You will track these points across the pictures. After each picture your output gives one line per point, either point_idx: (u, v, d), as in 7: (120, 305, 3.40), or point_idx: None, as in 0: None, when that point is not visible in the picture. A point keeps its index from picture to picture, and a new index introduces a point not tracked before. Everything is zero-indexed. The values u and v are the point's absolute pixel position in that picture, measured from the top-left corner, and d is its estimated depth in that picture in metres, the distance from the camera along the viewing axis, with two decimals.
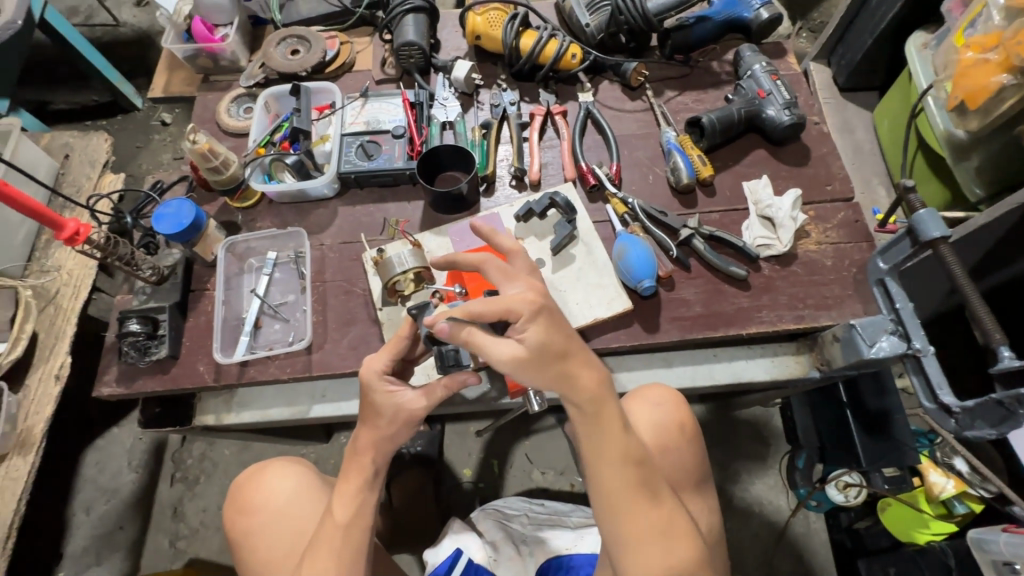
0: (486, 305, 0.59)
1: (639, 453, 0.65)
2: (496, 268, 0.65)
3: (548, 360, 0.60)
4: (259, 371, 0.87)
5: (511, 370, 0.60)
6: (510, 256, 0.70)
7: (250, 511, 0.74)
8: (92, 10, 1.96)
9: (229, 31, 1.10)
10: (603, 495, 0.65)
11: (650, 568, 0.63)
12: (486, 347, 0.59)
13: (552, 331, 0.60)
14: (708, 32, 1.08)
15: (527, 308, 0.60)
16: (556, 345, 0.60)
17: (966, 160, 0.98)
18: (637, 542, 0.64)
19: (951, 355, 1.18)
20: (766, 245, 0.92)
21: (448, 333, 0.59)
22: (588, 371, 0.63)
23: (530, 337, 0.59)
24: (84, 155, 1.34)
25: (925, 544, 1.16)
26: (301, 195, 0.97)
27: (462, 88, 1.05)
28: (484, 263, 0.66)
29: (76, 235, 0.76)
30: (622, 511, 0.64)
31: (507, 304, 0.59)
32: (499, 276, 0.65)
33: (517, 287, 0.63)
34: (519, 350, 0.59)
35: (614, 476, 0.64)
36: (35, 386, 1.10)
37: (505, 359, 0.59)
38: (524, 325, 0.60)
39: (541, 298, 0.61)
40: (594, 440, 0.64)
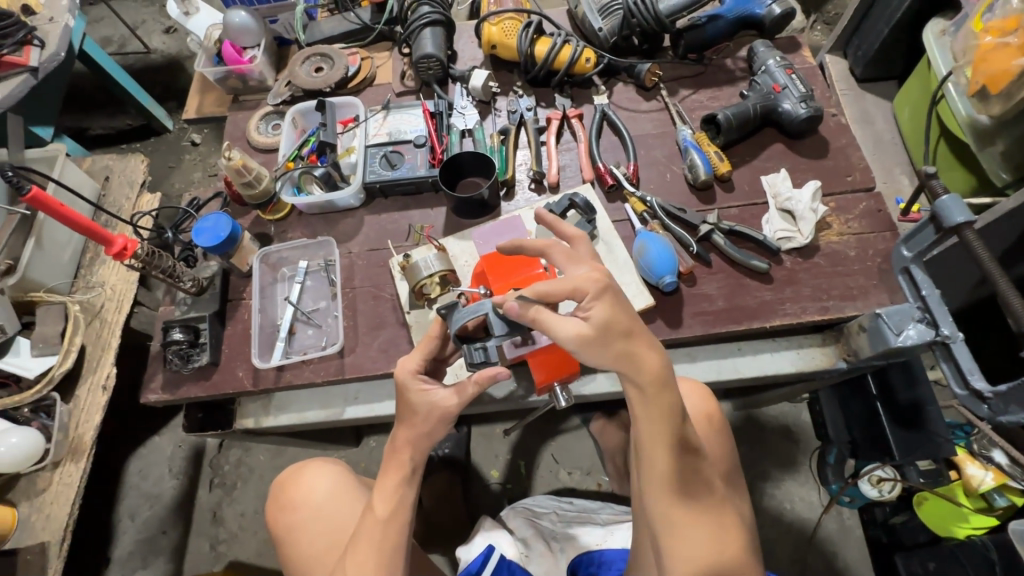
0: (555, 284, 0.61)
1: (690, 440, 0.66)
2: (561, 252, 0.68)
3: (614, 337, 0.61)
4: (295, 375, 0.90)
5: (576, 348, 0.61)
6: (574, 242, 0.72)
7: (292, 507, 0.78)
8: (124, 39, 2.07)
9: (256, 52, 1.16)
10: (653, 480, 0.66)
11: (690, 551, 0.66)
12: (554, 326, 0.61)
13: (617, 310, 0.61)
14: (720, 30, 1.09)
15: (592, 286, 0.62)
16: (621, 323, 0.61)
17: (992, 146, 0.97)
18: (681, 525, 0.66)
19: (985, 343, 1.16)
20: (787, 238, 0.92)
21: (517, 312, 0.61)
22: (652, 357, 0.63)
23: (596, 314, 0.61)
24: (123, 177, 1.41)
25: (966, 539, 1.14)
26: (329, 205, 1.01)
27: (479, 96, 1.09)
28: (549, 249, 0.69)
29: (125, 251, 0.81)
30: (670, 496, 0.66)
31: (576, 284, 0.61)
32: (564, 260, 0.68)
33: (582, 269, 0.64)
34: (585, 327, 0.61)
35: (667, 463, 0.65)
36: (85, 397, 1.16)
37: (572, 336, 0.60)
38: (590, 304, 0.61)
39: (606, 275, 0.63)
40: (649, 427, 0.65)
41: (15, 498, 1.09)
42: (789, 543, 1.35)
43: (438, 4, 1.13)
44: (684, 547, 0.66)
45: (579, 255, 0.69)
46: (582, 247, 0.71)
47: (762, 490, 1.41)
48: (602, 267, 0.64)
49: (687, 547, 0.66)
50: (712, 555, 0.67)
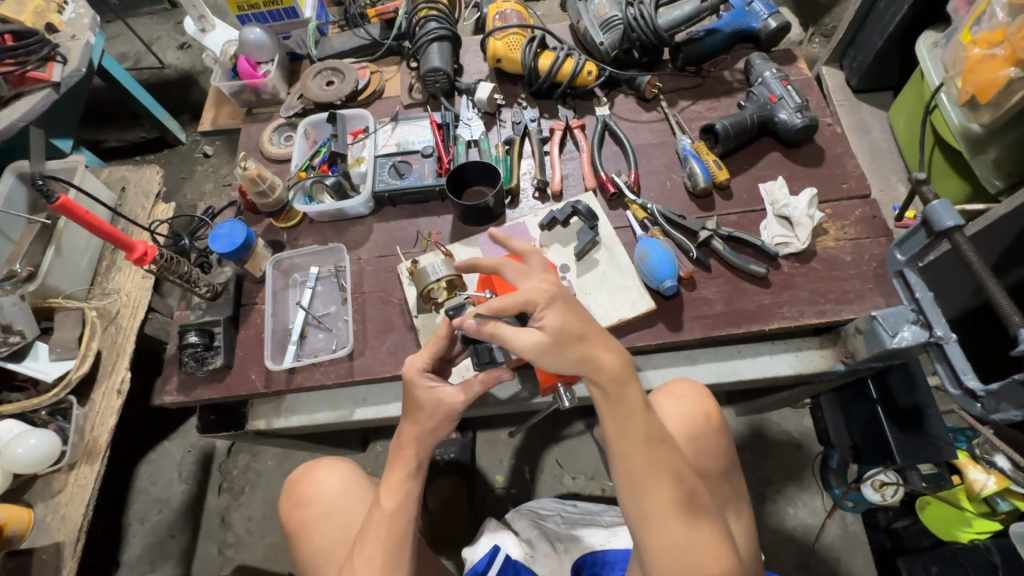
0: (505, 299, 0.65)
1: (661, 432, 0.69)
2: (513, 267, 0.71)
3: (569, 342, 0.65)
4: (306, 377, 0.93)
5: (535, 356, 0.65)
6: (527, 256, 0.74)
7: (304, 503, 0.80)
8: (139, 55, 2.13)
9: (271, 67, 1.20)
10: (624, 474, 0.69)
11: (669, 542, 0.66)
12: (511, 338, 0.65)
13: (568, 316, 0.65)
14: (718, 43, 1.13)
15: (542, 297, 0.65)
16: (573, 328, 0.65)
17: (984, 154, 0.99)
18: (658, 521, 0.67)
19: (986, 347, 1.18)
20: (785, 243, 0.94)
21: (473, 329, 0.65)
22: (610, 355, 0.67)
23: (549, 322, 0.65)
24: (138, 187, 1.46)
25: (969, 543, 1.14)
26: (339, 213, 1.05)
27: (485, 108, 1.12)
28: (503, 266, 0.72)
29: (145, 256, 0.85)
30: (644, 491, 0.67)
31: (527, 295, 0.65)
32: (516, 275, 0.71)
33: (533, 281, 0.68)
34: (541, 336, 0.64)
35: (639, 457, 0.68)
36: (100, 400, 1.19)
37: (529, 346, 0.64)
38: (542, 313, 0.65)
39: (555, 285, 0.67)
40: (615, 421, 0.68)
41: (31, 499, 1.11)
42: (792, 548, 1.36)
43: (444, 20, 1.17)
44: (663, 543, 0.66)
45: (533, 269, 0.72)
46: (534, 259, 0.73)
47: (765, 494, 1.42)
48: (551, 278, 0.68)
49: (667, 543, 0.66)
50: (693, 555, 0.66)
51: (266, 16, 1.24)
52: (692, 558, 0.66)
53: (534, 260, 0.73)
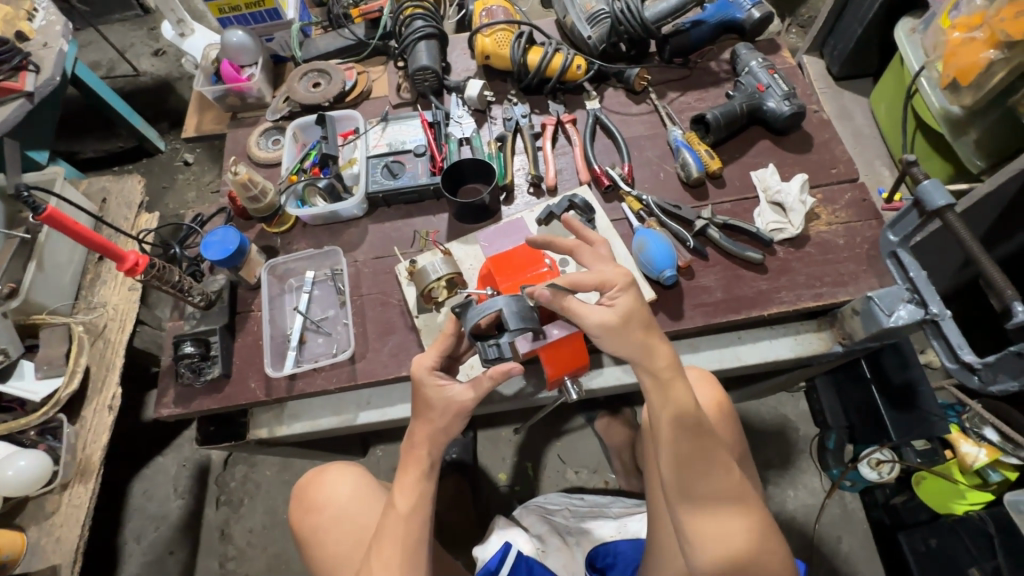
0: (586, 276, 0.67)
1: (705, 423, 0.68)
2: (589, 253, 0.73)
3: (635, 327, 0.66)
4: (308, 383, 0.92)
5: (601, 335, 0.65)
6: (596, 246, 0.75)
7: (315, 509, 0.79)
8: (112, 63, 2.08)
9: (255, 70, 1.17)
10: (670, 465, 0.68)
11: (710, 532, 0.67)
12: (581, 314, 0.65)
13: (640, 303, 0.67)
14: (704, 35, 1.14)
15: (620, 279, 0.67)
16: (641, 315, 0.67)
17: (965, 135, 1.02)
18: (704, 509, 0.67)
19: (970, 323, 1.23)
20: (779, 229, 0.96)
21: (546, 298, 0.65)
22: (666, 345, 0.67)
23: (621, 303, 0.66)
24: (120, 198, 1.42)
25: (963, 514, 1.17)
26: (333, 216, 1.04)
27: (476, 106, 1.12)
28: (577, 250, 0.73)
29: (136, 266, 0.82)
30: (690, 483, 0.67)
31: (604, 276, 0.67)
32: (591, 259, 0.72)
33: (607, 266, 0.70)
34: (611, 314, 0.65)
35: (686, 446, 0.67)
36: (91, 417, 1.16)
37: (597, 324, 0.65)
38: (616, 294, 0.66)
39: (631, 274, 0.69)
40: (666, 413, 0.67)
41: (23, 523, 1.08)
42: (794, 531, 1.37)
43: (430, 18, 1.16)
44: (705, 533, 0.67)
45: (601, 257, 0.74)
46: (603, 250, 0.75)
47: (765, 479, 1.44)
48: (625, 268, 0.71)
49: (711, 532, 0.67)
50: (736, 542, 0.67)
51: (248, 19, 1.21)
52: (736, 546, 0.67)
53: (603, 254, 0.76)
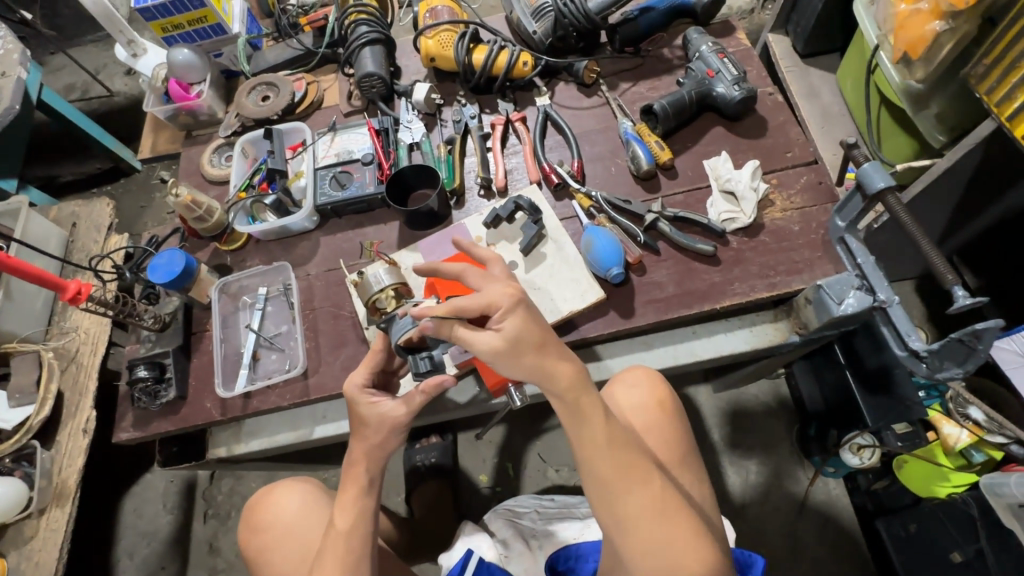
0: (468, 301, 0.64)
1: (623, 436, 0.68)
2: (474, 274, 0.68)
3: (524, 350, 0.65)
4: (261, 401, 0.92)
5: (491, 360, 0.65)
6: (489, 263, 0.72)
7: (262, 529, 0.80)
8: (86, 85, 2.09)
9: (204, 87, 1.17)
10: (592, 481, 0.67)
11: (647, 544, 0.64)
12: (469, 341, 0.65)
13: (528, 323, 0.65)
14: (654, 21, 1.11)
15: (505, 301, 0.65)
16: (532, 336, 0.65)
17: (926, 109, 0.98)
18: (631, 523, 0.65)
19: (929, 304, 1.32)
20: (732, 219, 0.93)
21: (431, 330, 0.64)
22: (565, 364, 0.67)
23: (507, 327, 0.64)
24: (89, 221, 1.43)
25: (947, 497, 1.15)
26: (283, 230, 1.03)
27: (424, 109, 1.10)
28: (464, 273, 0.68)
29: (78, 294, 0.83)
30: (614, 497, 0.66)
31: (488, 299, 0.64)
32: (477, 279, 0.68)
33: (496, 284, 0.67)
34: (498, 340, 0.64)
35: (604, 462, 0.66)
36: (66, 441, 1.18)
37: (485, 350, 0.64)
38: (503, 317, 0.65)
39: (520, 291, 0.66)
40: (579, 429, 0.67)
41: (3, 548, 1.10)
42: (778, 520, 1.35)
43: (375, 23, 1.14)
44: (639, 548, 0.64)
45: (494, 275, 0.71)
46: (496, 268, 0.72)
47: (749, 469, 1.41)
48: (516, 283, 0.68)
49: (647, 546, 0.64)
50: (674, 556, 0.63)
51: (193, 36, 1.23)
52: (675, 560, 0.63)
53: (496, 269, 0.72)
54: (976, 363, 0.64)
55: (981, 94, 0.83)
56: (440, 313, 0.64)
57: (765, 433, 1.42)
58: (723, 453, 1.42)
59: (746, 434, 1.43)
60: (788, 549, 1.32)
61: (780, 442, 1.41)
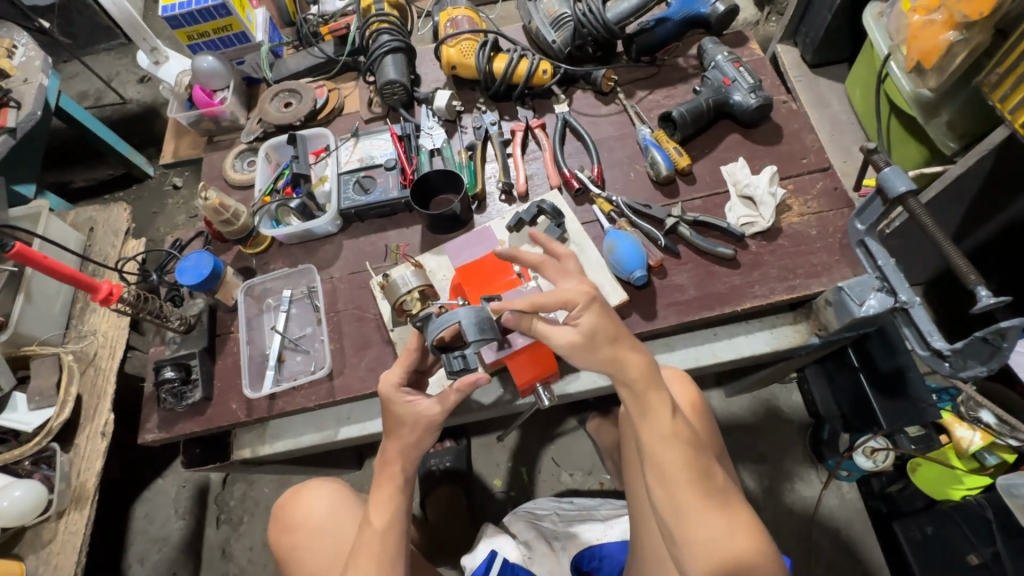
0: (547, 295, 0.69)
1: (687, 430, 0.71)
2: (554, 268, 0.75)
3: (601, 344, 0.70)
4: (287, 402, 0.92)
5: (568, 353, 0.70)
6: (562, 258, 0.77)
7: (295, 528, 0.83)
8: (100, 92, 2.11)
9: (227, 93, 1.19)
10: (655, 469, 0.70)
11: (705, 533, 0.66)
12: (547, 333, 0.71)
13: (603, 319, 0.70)
14: (669, 32, 1.13)
15: (582, 298, 0.69)
16: (607, 330, 0.70)
17: (936, 117, 1.01)
18: (693, 512, 0.67)
19: (942, 309, 1.35)
20: (750, 223, 0.95)
21: (514, 321, 0.70)
22: (637, 356, 0.71)
23: (584, 322, 0.69)
24: (107, 226, 1.44)
25: (961, 500, 1.16)
26: (307, 234, 1.04)
27: (444, 116, 1.12)
28: (543, 265, 0.75)
29: (110, 296, 0.83)
30: (675, 486, 0.68)
31: (565, 295, 0.69)
32: (555, 275, 0.75)
33: (572, 281, 0.72)
34: (575, 334, 0.69)
35: (672, 451, 0.69)
36: (85, 444, 1.18)
37: (563, 343, 0.70)
38: (579, 313, 0.69)
39: (593, 287, 0.71)
40: (644, 420, 0.71)
41: (22, 551, 1.11)
42: (791, 524, 1.35)
43: (397, 31, 1.16)
44: (698, 535, 0.66)
45: (569, 270, 0.76)
46: (569, 264, 0.77)
47: (760, 473, 1.41)
48: (589, 280, 0.73)
49: (703, 535, 0.66)
50: (730, 545, 0.65)
51: (217, 43, 1.25)
52: (729, 549, 0.65)
53: (570, 264, 0.77)
54: (1001, 362, 0.64)
55: (995, 102, 0.85)
56: (520, 306, 0.70)
57: (776, 438, 1.43)
58: (736, 458, 1.43)
59: (759, 439, 1.44)
60: (802, 553, 1.32)
61: (792, 446, 1.42)
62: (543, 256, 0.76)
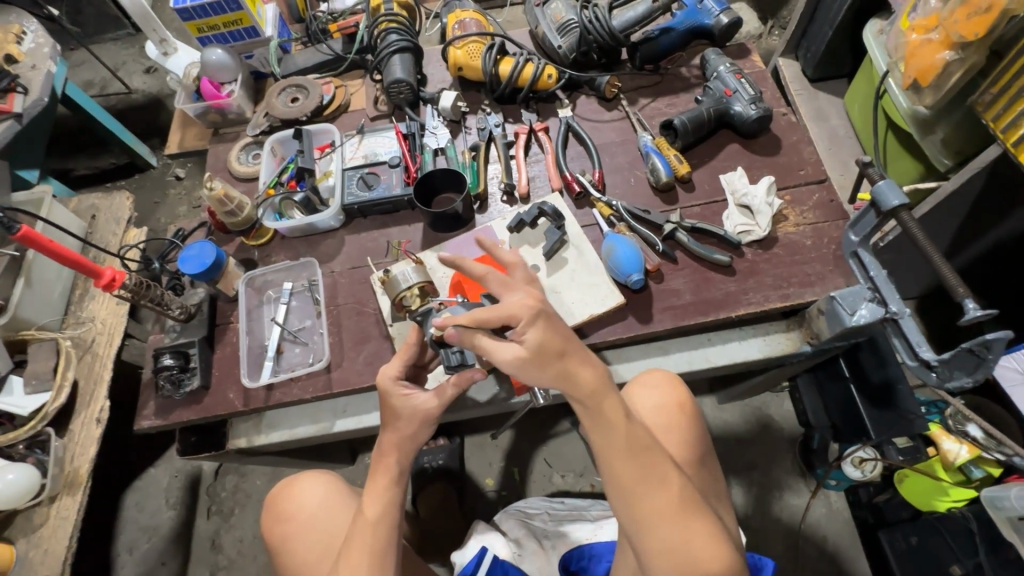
0: (489, 313, 0.66)
1: (644, 439, 0.71)
2: (497, 280, 0.70)
3: (548, 359, 0.67)
4: (284, 393, 0.93)
5: (514, 369, 0.68)
6: (511, 268, 0.73)
7: (287, 517, 0.83)
8: (105, 81, 2.12)
9: (234, 86, 1.20)
10: (613, 483, 0.70)
11: (664, 542, 0.67)
12: (492, 350, 0.67)
13: (548, 333, 0.67)
14: (673, 42, 1.15)
15: (526, 312, 0.67)
16: (554, 344, 0.67)
17: (932, 134, 1.03)
18: (653, 523, 0.68)
19: (933, 323, 1.37)
20: (747, 231, 0.97)
21: (457, 336, 0.67)
22: (587, 369, 0.70)
23: (530, 338, 0.67)
24: (109, 214, 1.44)
25: (947, 511, 1.17)
26: (310, 227, 1.05)
27: (449, 116, 1.14)
28: (487, 277, 0.70)
29: (114, 282, 0.84)
30: (632, 501, 0.69)
31: (510, 311, 0.66)
32: (500, 288, 0.70)
33: (517, 294, 0.69)
34: (521, 350, 0.67)
35: (625, 466, 0.69)
36: (79, 430, 1.18)
37: (509, 360, 0.67)
38: (524, 329, 0.67)
39: (540, 301, 0.68)
40: (600, 433, 0.70)
41: (13, 535, 1.11)
42: (779, 531, 1.37)
43: (405, 32, 1.18)
44: (658, 545, 0.67)
45: (515, 281, 0.71)
46: (518, 272, 0.73)
47: (750, 480, 1.42)
48: (536, 292, 0.70)
49: (663, 545, 0.67)
50: (690, 553, 0.67)
51: (227, 37, 1.26)
52: (690, 557, 0.67)
53: (518, 273, 0.73)
54: (986, 372, 0.66)
55: (988, 121, 0.87)
56: (463, 322, 0.66)
57: (767, 445, 1.45)
58: (726, 464, 1.44)
59: (749, 446, 1.45)
60: (789, 560, 1.33)
61: (782, 454, 1.43)
62: (486, 267, 0.71)
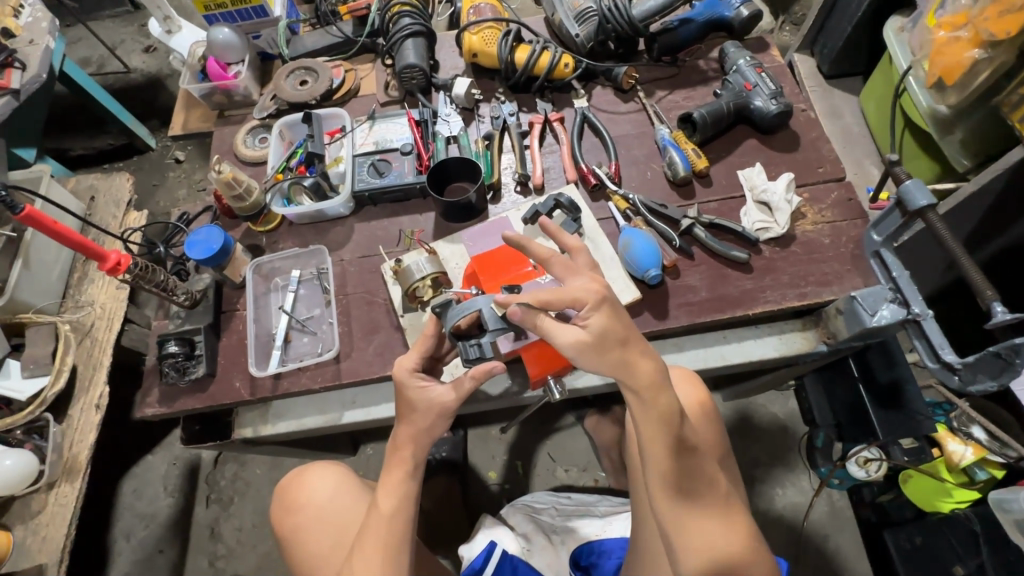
0: (555, 295, 0.66)
1: (690, 439, 0.71)
2: (561, 264, 0.72)
3: (609, 346, 0.66)
4: (292, 382, 0.91)
5: (575, 354, 0.67)
6: (574, 252, 0.77)
7: (296, 509, 0.82)
8: (103, 59, 2.06)
9: (241, 68, 1.17)
10: (656, 478, 0.71)
11: (699, 537, 0.71)
12: (553, 331, 0.67)
13: (613, 320, 0.66)
14: (692, 33, 1.13)
15: (591, 297, 0.66)
16: (617, 331, 0.66)
17: (951, 135, 1.02)
18: (689, 521, 0.71)
19: None
20: (765, 229, 0.96)
21: (519, 316, 0.65)
22: (647, 363, 0.68)
23: (594, 323, 0.66)
24: (108, 196, 1.41)
25: (950, 513, 1.17)
26: (319, 214, 1.03)
27: (463, 104, 1.11)
28: (552, 259, 0.72)
29: (118, 266, 0.82)
30: (675, 497, 0.71)
31: (574, 294, 0.66)
32: (563, 271, 0.71)
33: (582, 280, 0.69)
34: (585, 335, 0.66)
35: (671, 463, 0.70)
36: (79, 416, 1.16)
37: (570, 343, 0.66)
38: (588, 313, 0.66)
39: (604, 287, 0.68)
40: (649, 429, 0.69)
41: (10, 522, 1.09)
42: (781, 528, 1.37)
43: (418, 15, 1.15)
44: (694, 542, 0.70)
45: (576, 266, 0.73)
46: (580, 258, 0.76)
47: (753, 478, 1.42)
48: (601, 279, 0.69)
49: (698, 542, 0.70)
50: (722, 547, 0.71)
51: (233, 16, 1.22)
52: (722, 552, 0.71)
53: (581, 258, 0.76)
54: (1011, 378, 0.65)
55: (1013, 122, 0.86)
56: (528, 301, 0.66)
57: (771, 443, 1.45)
58: None
59: (753, 444, 1.45)
60: (790, 557, 1.34)
61: (785, 452, 1.44)
62: (551, 249, 0.73)
